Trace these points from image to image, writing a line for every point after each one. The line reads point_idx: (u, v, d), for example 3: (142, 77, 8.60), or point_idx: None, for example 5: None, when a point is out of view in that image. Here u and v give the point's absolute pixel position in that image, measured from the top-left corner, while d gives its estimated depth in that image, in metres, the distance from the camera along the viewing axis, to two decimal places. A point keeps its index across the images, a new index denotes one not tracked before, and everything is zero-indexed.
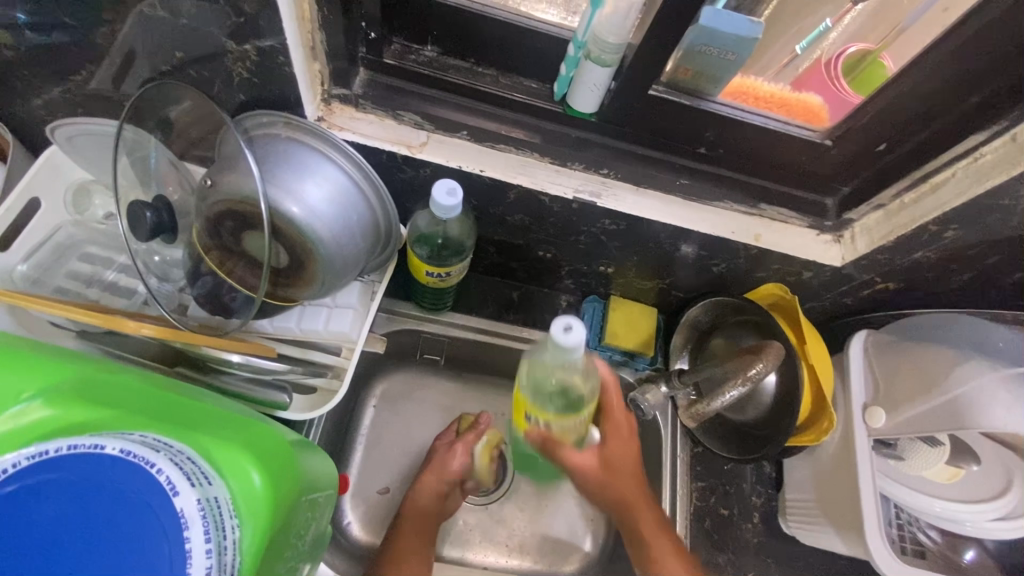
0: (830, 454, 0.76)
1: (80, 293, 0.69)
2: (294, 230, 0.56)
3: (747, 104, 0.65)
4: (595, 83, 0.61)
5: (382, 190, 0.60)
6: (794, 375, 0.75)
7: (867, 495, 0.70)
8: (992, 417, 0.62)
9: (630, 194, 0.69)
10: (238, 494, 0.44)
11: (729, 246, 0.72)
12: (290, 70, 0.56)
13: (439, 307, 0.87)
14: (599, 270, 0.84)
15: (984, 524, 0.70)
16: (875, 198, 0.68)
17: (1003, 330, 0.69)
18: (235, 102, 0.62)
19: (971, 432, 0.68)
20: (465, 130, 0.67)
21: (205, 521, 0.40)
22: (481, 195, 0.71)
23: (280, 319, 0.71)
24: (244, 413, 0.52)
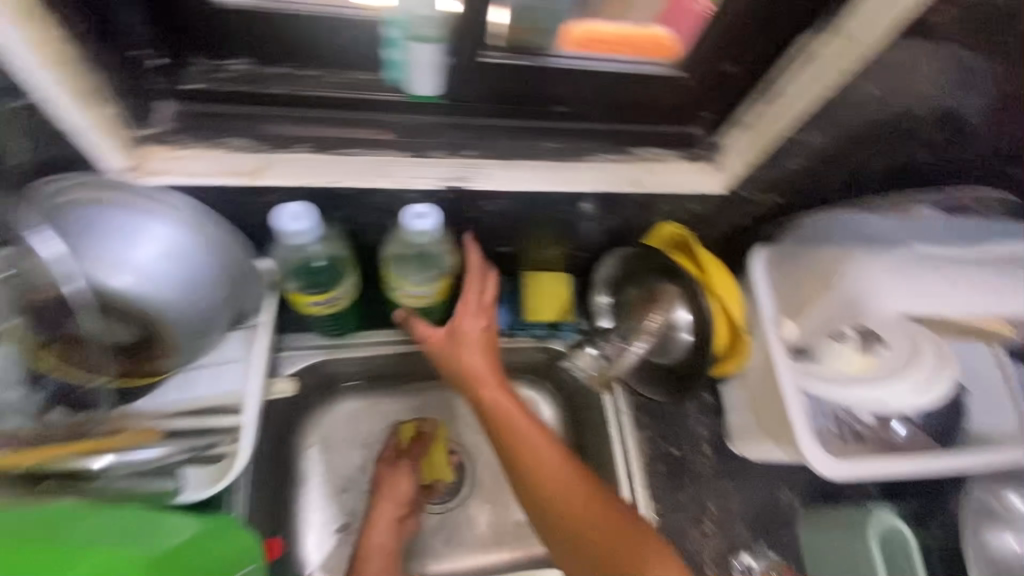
0: (757, 370, 0.81)
1: None
2: (130, 299, 0.61)
3: (596, 51, 0.72)
4: (429, 62, 0.65)
5: (215, 241, 0.66)
6: (699, 310, 0.80)
7: (795, 404, 0.74)
8: (882, 302, 0.70)
9: (501, 168, 0.77)
10: None
11: (626, 200, 0.82)
12: (72, 121, 0.59)
13: (342, 332, 0.89)
14: (499, 252, 0.93)
15: (905, 399, 0.74)
16: (734, 118, 0.79)
17: (875, 218, 0.75)
18: (43, 158, 0.62)
19: (870, 321, 0.74)
20: (309, 142, 0.72)
21: None
22: (356, 207, 0.78)
23: (162, 395, 0.76)
24: (98, 539, 0.44)
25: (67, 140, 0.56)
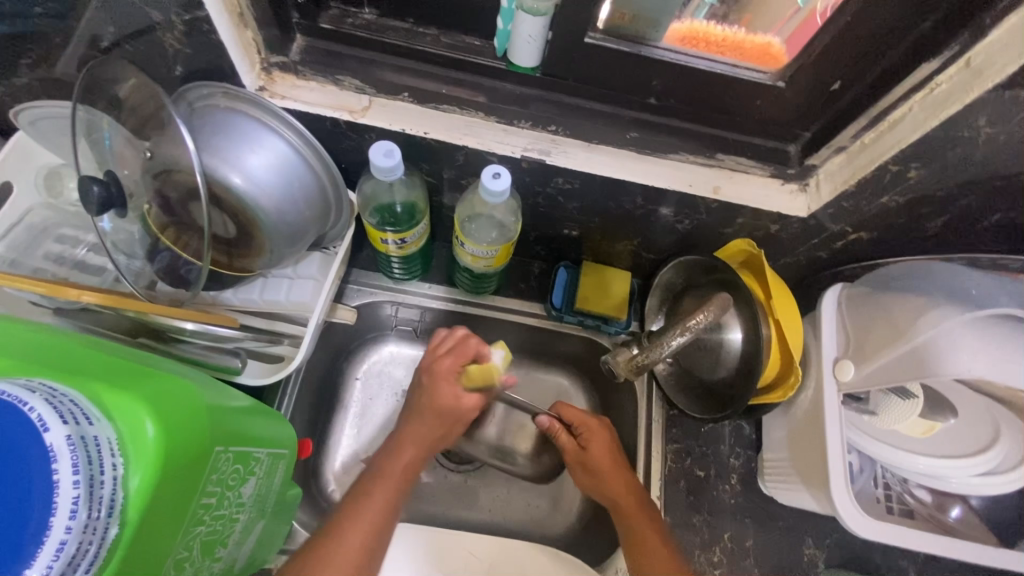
0: None
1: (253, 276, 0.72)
2: (235, 198, 0.58)
3: None
4: (870, 197, 0.62)
5: (326, 157, 0.61)
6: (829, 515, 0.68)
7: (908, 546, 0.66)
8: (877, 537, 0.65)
9: (844, 306, 0.71)
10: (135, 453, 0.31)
11: (937, 417, 0.71)
12: (551, 97, 0.65)
13: (590, 332, 0.88)
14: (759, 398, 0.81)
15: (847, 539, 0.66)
16: None
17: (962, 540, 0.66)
18: (490, 85, 0.64)
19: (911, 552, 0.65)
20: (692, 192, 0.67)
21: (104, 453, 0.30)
22: (683, 246, 0.80)
23: (365, 280, 0.87)
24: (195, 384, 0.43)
25: (501, 105, 0.65)
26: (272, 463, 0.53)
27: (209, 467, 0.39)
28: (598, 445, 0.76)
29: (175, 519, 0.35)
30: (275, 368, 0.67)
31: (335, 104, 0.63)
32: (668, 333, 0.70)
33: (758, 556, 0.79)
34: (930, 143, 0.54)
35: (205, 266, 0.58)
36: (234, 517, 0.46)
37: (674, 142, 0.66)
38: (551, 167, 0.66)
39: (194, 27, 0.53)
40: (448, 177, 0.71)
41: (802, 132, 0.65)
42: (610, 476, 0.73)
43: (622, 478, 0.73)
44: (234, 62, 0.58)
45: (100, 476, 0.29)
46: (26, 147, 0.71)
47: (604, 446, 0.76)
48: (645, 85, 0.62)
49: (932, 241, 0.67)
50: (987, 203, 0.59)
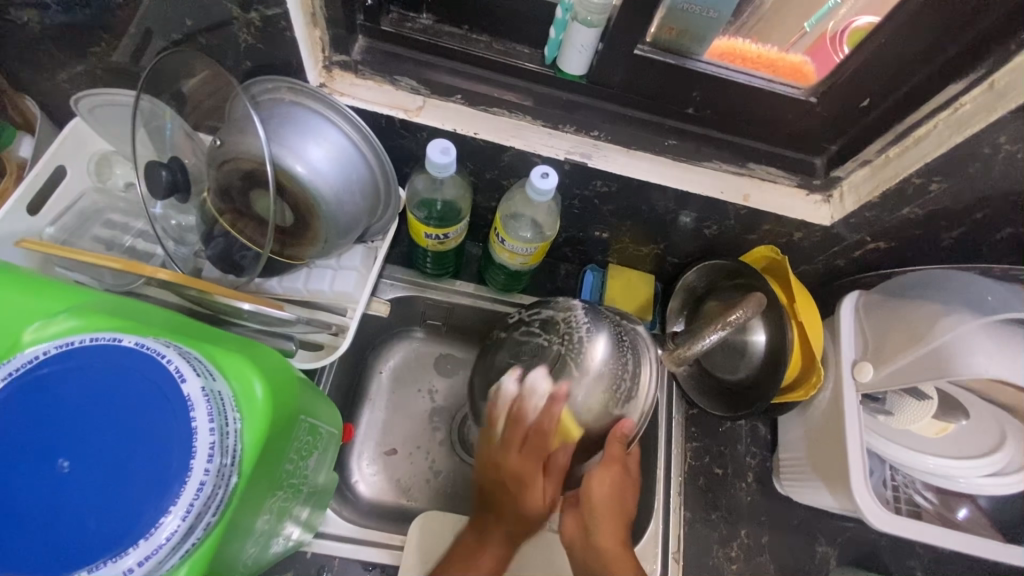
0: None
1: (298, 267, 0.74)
2: (297, 187, 0.61)
3: None
4: (892, 208, 0.67)
5: (382, 152, 0.64)
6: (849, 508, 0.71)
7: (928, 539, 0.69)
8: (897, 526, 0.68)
9: (860, 311, 0.75)
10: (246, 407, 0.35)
11: (948, 419, 0.74)
12: (595, 104, 0.68)
13: None
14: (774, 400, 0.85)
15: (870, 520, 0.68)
16: None
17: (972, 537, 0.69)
18: (538, 91, 0.68)
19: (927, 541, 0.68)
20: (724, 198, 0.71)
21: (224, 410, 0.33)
22: (708, 250, 0.84)
23: (398, 275, 0.89)
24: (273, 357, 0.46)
25: (547, 110, 0.68)
26: (330, 441, 0.56)
27: (294, 435, 0.42)
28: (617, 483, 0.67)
29: (269, 476, 0.38)
30: (319, 355, 0.69)
31: (392, 103, 0.66)
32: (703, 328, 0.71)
33: (773, 550, 0.82)
34: (954, 158, 0.58)
35: (266, 252, 0.60)
36: (299, 488, 0.49)
37: (709, 151, 0.70)
38: (592, 170, 0.69)
39: (268, 24, 0.57)
40: (490, 176, 0.74)
41: (828, 146, 0.69)
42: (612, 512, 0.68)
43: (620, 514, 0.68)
44: (302, 58, 0.61)
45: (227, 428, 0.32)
46: (81, 132, 0.73)
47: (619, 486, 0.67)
48: (686, 96, 0.66)
49: (946, 251, 0.72)
50: (1000, 216, 0.64)
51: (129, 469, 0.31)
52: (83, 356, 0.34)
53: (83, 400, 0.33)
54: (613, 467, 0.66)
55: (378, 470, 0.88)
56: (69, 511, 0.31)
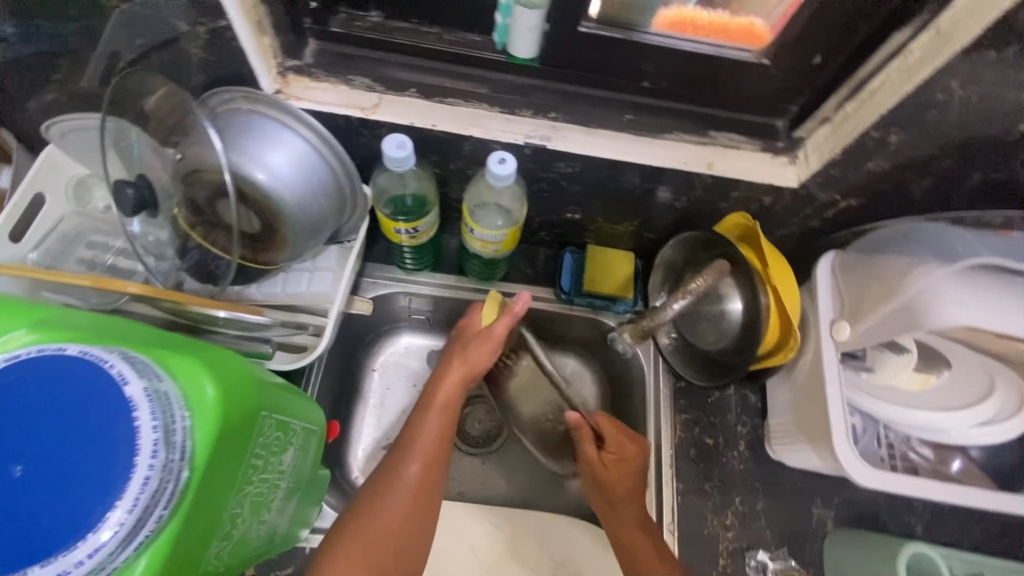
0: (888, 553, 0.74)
1: (275, 272, 0.75)
2: (259, 193, 0.62)
3: None
4: (856, 164, 0.66)
5: (341, 151, 0.65)
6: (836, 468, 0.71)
7: (914, 492, 0.69)
8: (883, 482, 0.68)
9: (836, 271, 0.75)
10: (195, 404, 0.35)
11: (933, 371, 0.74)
12: (551, 85, 0.69)
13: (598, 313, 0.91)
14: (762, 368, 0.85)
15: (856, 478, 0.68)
16: None
17: (963, 487, 0.69)
18: (492, 78, 0.68)
19: (915, 494, 0.68)
20: (687, 168, 0.70)
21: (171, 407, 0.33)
22: (683, 222, 0.84)
23: (379, 273, 0.90)
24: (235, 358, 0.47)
25: (503, 96, 0.68)
26: (306, 438, 0.57)
27: (257, 431, 0.43)
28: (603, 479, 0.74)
29: (231, 470, 0.39)
30: (300, 355, 0.71)
31: (348, 102, 0.67)
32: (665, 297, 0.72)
33: (769, 516, 0.82)
34: (908, 108, 0.57)
35: (235, 259, 0.62)
36: (276, 483, 0.50)
37: (668, 123, 0.70)
38: (553, 152, 0.69)
39: (216, 35, 0.58)
40: (455, 167, 0.75)
41: (789, 107, 0.69)
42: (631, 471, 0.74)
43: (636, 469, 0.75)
44: (254, 67, 0.62)
45: (173, 425, 0.33)
46: (57, 159, 0.75)
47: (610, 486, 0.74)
48: (638, 69, 0.66)
49: (918, 203, 0.71)
50: (966, 162, 0.63)
51: (74, 469, 0.31)
52: (18, 367, 0.33)
53: (20, 411, 0.32)
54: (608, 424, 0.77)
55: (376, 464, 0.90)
56: (9, 520, 0.30)
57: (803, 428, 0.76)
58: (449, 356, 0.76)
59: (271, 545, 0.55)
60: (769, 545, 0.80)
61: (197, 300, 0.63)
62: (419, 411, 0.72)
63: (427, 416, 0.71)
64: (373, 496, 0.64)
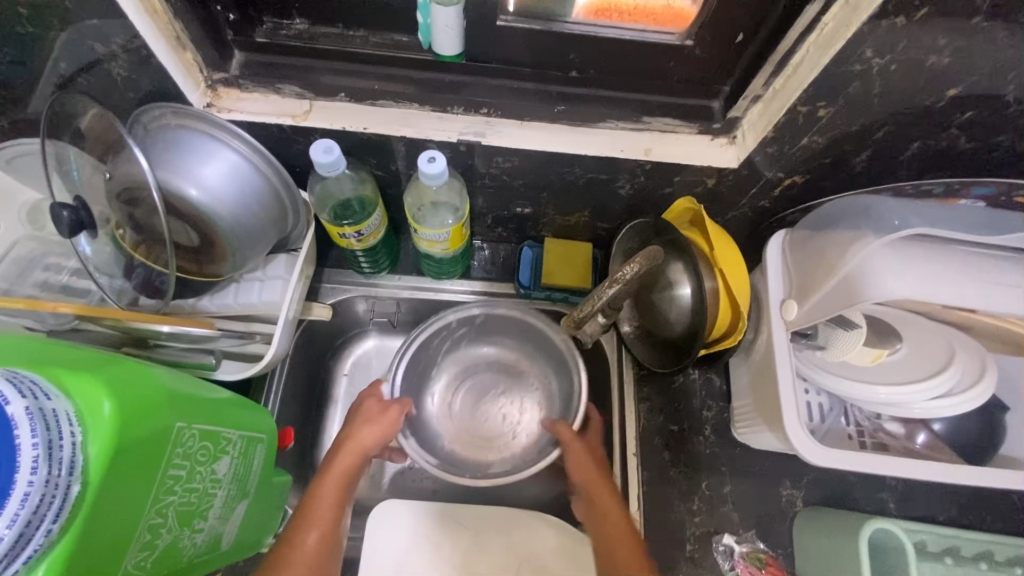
0: (846, 522, 0.73)
1: (226, 284, 0.76)
2: (192, 207, 0.63)
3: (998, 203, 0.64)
4: (790, 141, 0.65)
5: (272, 161, 0.65)
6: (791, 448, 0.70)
7: (871, 468, 0.68)
8: (834, 458, 0.68)
9: (784, 249, 0.75)
10: (89, 421, 0.36)
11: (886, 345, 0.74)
12: (481, 81, 0.68)
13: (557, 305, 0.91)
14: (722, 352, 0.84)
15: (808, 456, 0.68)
16: None
17: (922, 461, 0.68)
18: (421, 77, 0.68)
19: (870, 470, 0.68)
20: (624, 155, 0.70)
21: (60, 424, 0.34)
22: (633, 209, 0.83)
23: (337, 278, 0.90)
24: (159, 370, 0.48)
25: (434, 95, 0.68)
26: (249, 444, 0.57)
27: (175, 441, 0.44)
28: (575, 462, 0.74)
29: (141, 483, 0.40)
30: (251, 365, 0.72)
31: (279, 111, 0.67)
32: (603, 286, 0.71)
33: (736, 499, 0.82)
34: (828, 81, 0.56)
35: (172, 273, 0.63)
36: (210, 492, 0.50)
37: (602, 111, 0.70)
38: (488, 147, 0.69)
39: (136, 54, 0.59)
40: (396, 168, 0.75)
41: (721, 87, 0.68)
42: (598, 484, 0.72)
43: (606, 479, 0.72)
44: (178, 82, 0.63)
45: (60, 441, 0.34)
46: (6, 185, 0.76)
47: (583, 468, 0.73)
48: (564, 59, 0.65)
49: (861, 175, 0.70)
50: (899, 132, 0.62)
51: None
52: None
53: None
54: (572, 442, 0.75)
55: None
56: None
57: (760, 411, 0.76)
58: (345, 433, 0.74)
59: (216, 552, 0.55)
60: (736, 528, 0.80)
61: (138, 316, 0.64)
62: (302, 520, 0.65)
63: (320, 490, 0.68)
64: (268, 573, 0.59)
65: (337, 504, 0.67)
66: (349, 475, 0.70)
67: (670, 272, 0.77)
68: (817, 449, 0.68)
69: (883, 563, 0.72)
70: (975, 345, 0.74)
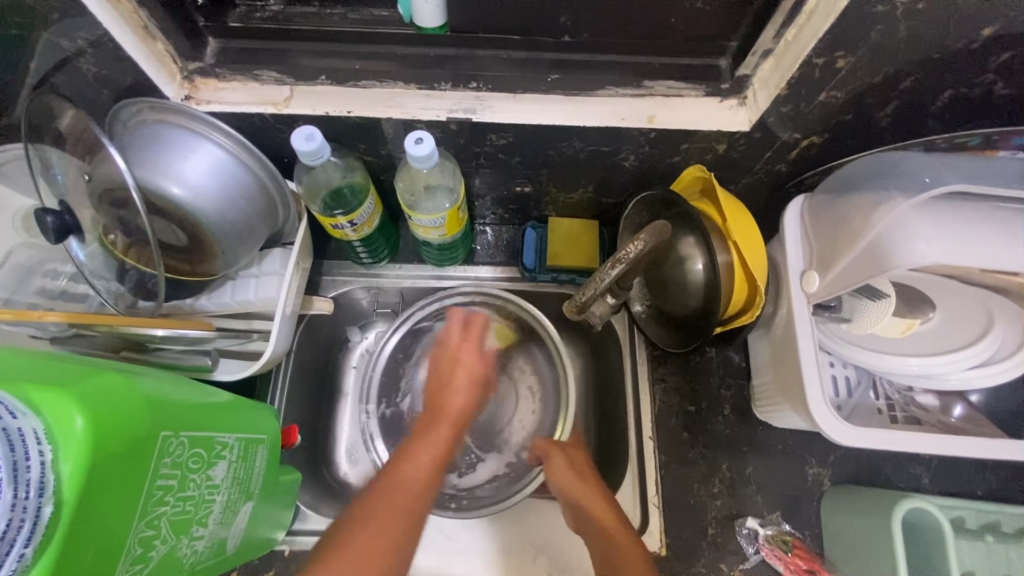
0: (877, 503, 0.69)
1: (222, 283, 0.75)
2: (176, 206, 0.60)
3: None
4: (805, 99, 0.60)
5: (256, 154, 0.62)
6: (817, 427, 0.66)
7: (906, 445, 0.64)
8: (861, 436, 0.64)
9: (803, 215, 0.70)
10: (60, 438, 0.35)
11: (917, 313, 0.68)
12: (468, 53, 0.64)
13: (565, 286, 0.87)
14: (740, 329, 0.80)
15: (837, 435, 0.64)
16: None
17: (959, 437, 0.64)
18: (404, 54, 0.64)
19: (905, 447, 0.63)
20: (624, 123, 0.65)
21: (26, 442, 0.33)
22: (639, 181, 0.79)
23: (338, 269, 0.88)
24: (145, 377, 0.46)
25: (419, 71, 0.65)
26: (248, 447, 0.55)
27: (161, 451, 0.42)
28: (556, 466, 0.74)
29: (126, 496, 0.39)
30: (250, 363, 0.71)
31: (259, 100, 0.64)
32: (606, 265, 0.67)
33: (759, 481, 0.78)
34: (846, 27, 0.51)
35: (161, 274, 0.61)
36: (208, 498, 0.49)
37: (599, 78, 0.65)
38: (480, 125, 0.65)
39: (104, 47, 0.56)
40: (387, 152, 0.72)
41: (728, 43, 0.63)
42: (585, 496, 0.70)
43: (599, 496, 0.70)
44: (150, 75, 0.60)
45: (25, 461, 0.32)
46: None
47: (562, 470, 0.73)
48: (555, 23, 0.61)
49: (887, 130, 0.64)
50: (929, 79, 0.56)
51: None
52: None
53: None
54: (555, 458, 0.74)
55: (358, 459, 0.90)
56: None
57: (782, 388, 0.72)
58: (449, 350, 0.79)
59: (222, 555, 0.55)
60: (760, 511, 0.77)
61: (129, 320, 0.63)
62: (376, 498, 0.60)
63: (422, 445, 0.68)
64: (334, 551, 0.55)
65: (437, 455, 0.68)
66: (457, 428, 0.73)
67: (679, 243, 0.73)
68: (844, 427, 0.64)
69: (918, 544, 0.68)
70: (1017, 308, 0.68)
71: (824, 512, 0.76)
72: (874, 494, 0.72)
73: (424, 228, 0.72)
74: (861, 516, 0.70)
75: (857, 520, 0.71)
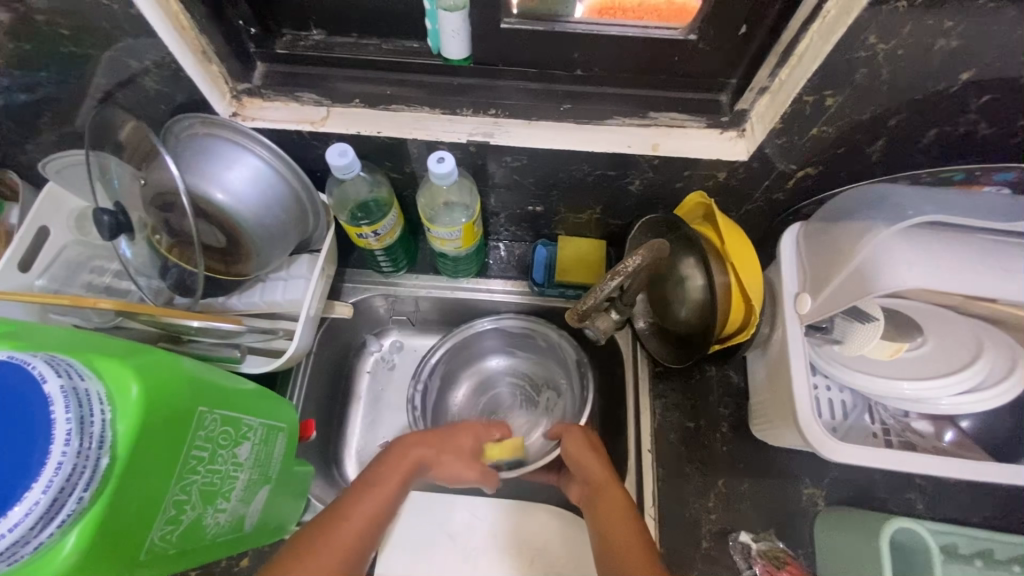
0: (868, 522, 0.71)
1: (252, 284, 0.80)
2: (220, 210, 0.67)
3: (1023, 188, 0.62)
4: (798, 133, 0.65)
5: (294, 166, 0.69)
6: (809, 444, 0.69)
7: (896, 465, 0.66)
8: (852, 454, 0.66)
9: (798, 241, 0.74)
10: (118, 402, 0.40)
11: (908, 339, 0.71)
12: (489, 83, 0.71)
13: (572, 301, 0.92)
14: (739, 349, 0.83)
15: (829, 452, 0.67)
16: None
17: (948, 459, 0.66)
18: (432, 83, 0.71)
19: (894, 466, 0.66)
20: (630, 149, 0.70)
21: (91, 401, 0.38)
22: (645, 205, 0.84)
23: (359, 278, 0.94)
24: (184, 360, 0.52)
25: (445, 98, 0.71)
26: (270, 433, 0.60)
27: (198, 424, 0.47)
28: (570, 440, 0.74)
29: (166, 460, 0.43)
30: (274, 359, 0.75)
31: (298, 118, 0.71)
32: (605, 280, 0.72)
33: (754, 499, 0.80)
34: (832, 69, 0.56)
35: (201, 272, 0.67)
36: (232, 474, 0.53)
37: (608, 108, 0.71)
38: (497, 147, 0.71)
39: (168, 68, 0.64)
40: (411, 169, 0.78)
41: (728, 80, 0.68)
42: (596, 467, 0.71)
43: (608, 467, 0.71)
44: (204, 94, 0.68)
45: (90, 417, 0.37)
46: (57, 194, 0.83)
47: (580, 448, 0.73)
48: (568, 58, 0.67)
49: (877, 164, 0.68)
50: (911, 118, 0.61)
51: None
52: None
53: None
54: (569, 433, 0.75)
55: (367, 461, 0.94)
56: None
57: (776, 405, 0.74)
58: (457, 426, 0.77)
59: (240, 532, 0.59)
60: (754, 528, 0.79)
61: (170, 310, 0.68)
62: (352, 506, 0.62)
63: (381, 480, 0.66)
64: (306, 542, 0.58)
65: (395, 493, 0.65)
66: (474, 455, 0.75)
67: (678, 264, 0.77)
68: (835, 444, 0.66)
69: (908, 565, 0.70)
70: (1007, 337, 0.71)
71: (818, 532, 0.78)
72: (866, 515, 0.74)
73: (440, 241, 0.78)
74: (853, 535, 0.72)
75: (849, 539, 0.72)
